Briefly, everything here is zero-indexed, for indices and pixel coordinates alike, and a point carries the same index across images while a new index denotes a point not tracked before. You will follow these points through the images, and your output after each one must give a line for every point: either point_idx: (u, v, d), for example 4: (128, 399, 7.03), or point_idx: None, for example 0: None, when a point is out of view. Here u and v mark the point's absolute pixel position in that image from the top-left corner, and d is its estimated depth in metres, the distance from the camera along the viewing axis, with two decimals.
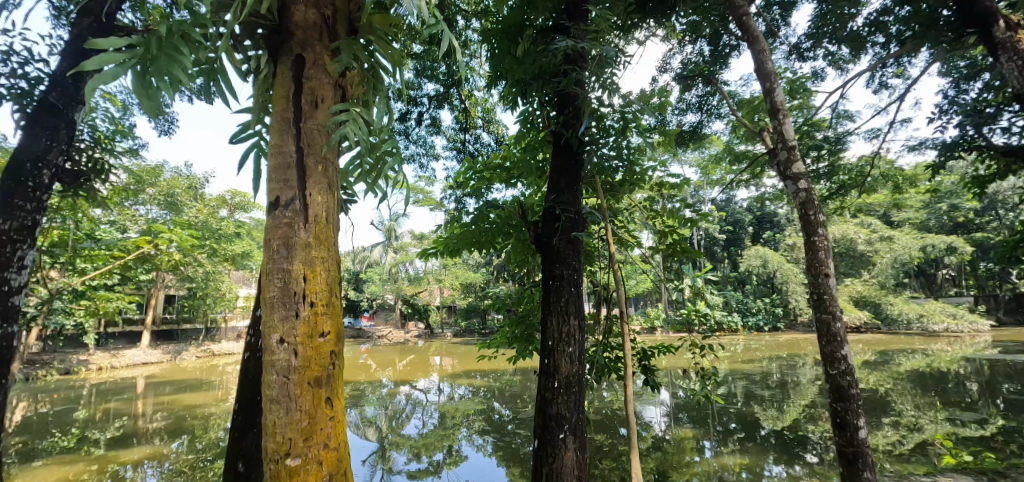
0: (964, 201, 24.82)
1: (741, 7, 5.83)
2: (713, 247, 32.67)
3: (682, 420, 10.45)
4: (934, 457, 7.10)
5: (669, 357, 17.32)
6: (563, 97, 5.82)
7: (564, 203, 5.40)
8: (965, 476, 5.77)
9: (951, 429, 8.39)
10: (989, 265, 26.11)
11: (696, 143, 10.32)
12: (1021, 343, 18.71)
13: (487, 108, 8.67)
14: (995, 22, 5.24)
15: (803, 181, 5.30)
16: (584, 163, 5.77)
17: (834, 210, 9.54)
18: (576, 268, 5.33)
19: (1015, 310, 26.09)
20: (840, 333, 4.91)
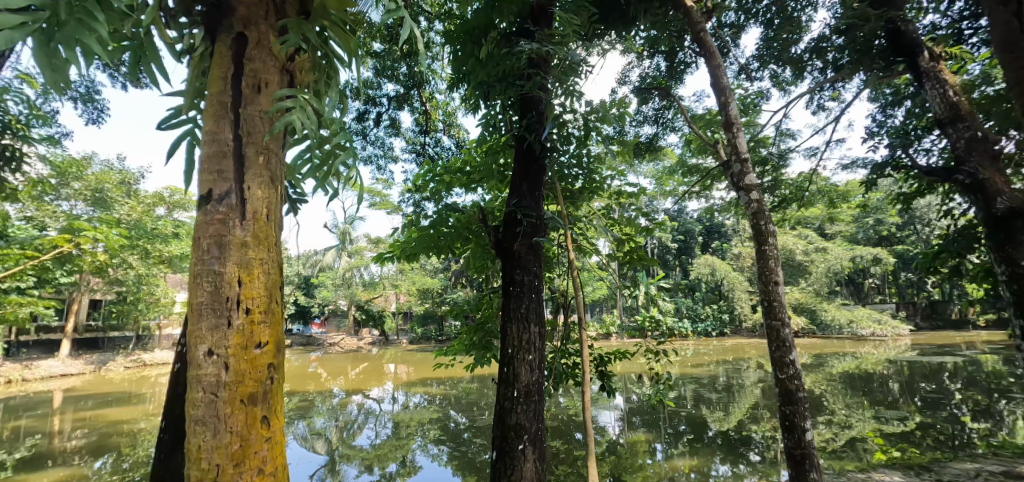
0: (889, 215, 26.71)
1: (698, 23, 5.99)
2: (666, 255, 33.57)
3: (635, 423, 10.58)
4: (866, 454, 7.45)
5: (623, 362, 17.61)
6: (527, 101, 5.75)
7: (526, 209, 5.32)
8: (894, 470, 6.07)
9: (878, 426, 8.87)
10: (909, 275, 28.16)
11: (652, 155, 10.57)
12: (937, 346, 20.21)
13: (448, 111, 8.56)
14: (921, 53, 6.40)
15: (755, 192, 5.44)
16: (545, 168, 5.76)
17: (777, 221, 9.98)
18: (536, 273, 5.27)
19: (931, 316, 28.21)
20: (788, 339, 5.05)
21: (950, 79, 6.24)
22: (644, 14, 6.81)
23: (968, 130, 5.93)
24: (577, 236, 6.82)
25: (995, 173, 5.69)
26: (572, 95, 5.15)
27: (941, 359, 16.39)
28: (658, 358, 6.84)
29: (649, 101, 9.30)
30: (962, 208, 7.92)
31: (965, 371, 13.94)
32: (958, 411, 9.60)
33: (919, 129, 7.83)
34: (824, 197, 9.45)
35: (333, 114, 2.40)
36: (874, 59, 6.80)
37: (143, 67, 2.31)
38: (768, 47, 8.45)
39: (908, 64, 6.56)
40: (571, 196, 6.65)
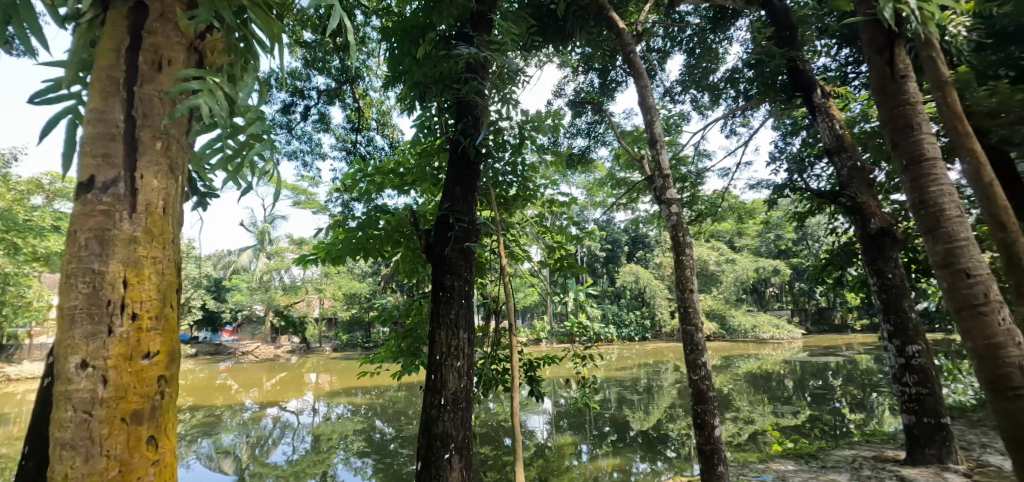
0: (786, 230, 29.28)
1: (628, 44, 6.09)
2: (594, 264, 34.53)
3: (562, 427, 10.68)
4: (764, 446, 8.01)
5: (552, 367, 17.84)
6: (462, 106, 5.63)
7: (459, 214, 5.20)
8: (788, 459, 6.55)
9: (775, 419, 9.58)
10: (801, 284, 31.00)
11: (584, 166, 10.84)
12: (823, 347, 22.36)
13: (382, 110, 8.29)
14: (815, 90, 7.05)
15: (674, 205, 5.68)
16: (479, 174, 5.68)
17: (694, 234, 10.58)
18: (467, 280, 5.17)
19: (819, 321, 31.24)
20: (700, 343, 5.32)
21: (837, 115, 6.89)
22: (578, 29, 6.95)
23: (849, 159, 6.55)
24: (510, 241, 6.80)
25: (868, 196, 6.30)
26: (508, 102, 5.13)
27: (827, 359, 18.04)
28: (585, 363, 6.96)
29: (582, 114, 9.53)
30: (846, 225, 8.78)
31: (846, 369, 15.47)
32: (840, 405, 10.60)
33: (812, 156, 8.65)
34: (734, 213, 10.10)
35: (248, 100, 2.17)
36: (777, 93, 7.79)
37: (16, 31, 1.98)
38: (689, 74, 9.19)
39: (804, 99, 7.21)
40: (504, 203, 6.63)
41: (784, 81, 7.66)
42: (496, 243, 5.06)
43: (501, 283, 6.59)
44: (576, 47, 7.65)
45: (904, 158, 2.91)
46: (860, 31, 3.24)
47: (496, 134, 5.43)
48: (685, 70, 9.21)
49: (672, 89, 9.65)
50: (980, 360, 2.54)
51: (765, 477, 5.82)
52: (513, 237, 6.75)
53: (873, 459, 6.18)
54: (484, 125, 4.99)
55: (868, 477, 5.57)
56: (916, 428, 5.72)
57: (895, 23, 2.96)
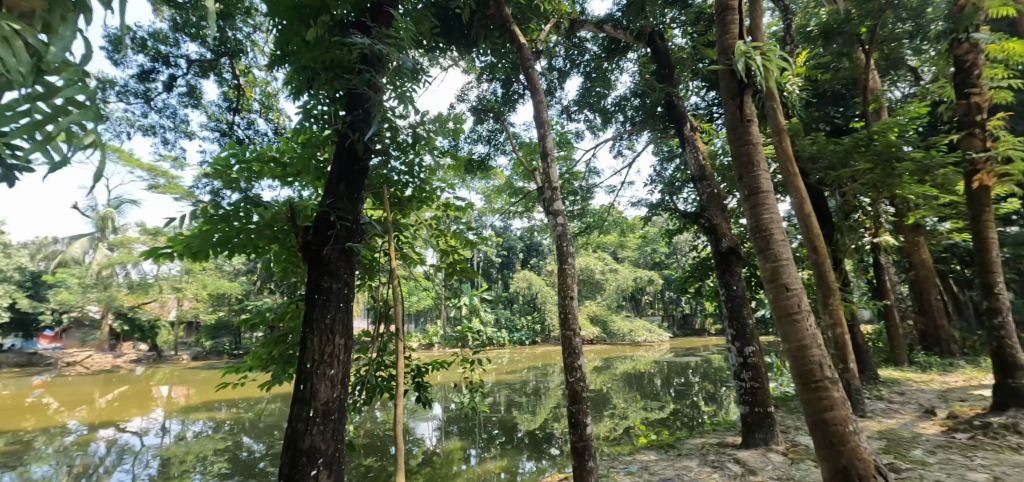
0: (661, 244, 32.04)
1: (528, 61, 6.25)
2: (489, 269, 34.88)
3: (451, 432, 10.57)
4: (629, 438, 8.67)
5: (443, 372, 17.69)
6: (354, 99, 5.42)
7: (342, 213, 4.97)
8: (652, 450, 7.16)
9: (644, 414, 10.40)
10: (671, 293, 34.11)
11: (483, 173, 10.99)
12: (688, 349, 24.79)
13: (267, 91, 7.73)
14: (685, 124, 7.83)
15: (561, 217, 5.94)
16: (367, 171, 5.48)
17: (581, 244, 11.19)
18: (348, 280, 4.97)
19: (684, 326, 34.58)
20: (577, 347, 5.59)
21: (700, 148, 7.64)
22: (485, 39, 7.09)
23: (707, 188, 7.32)
24: (403, 244, 6.60)
25: (720, 219, 7.11)
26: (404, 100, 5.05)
27: (690, 359, 19.97)
28: (475, 367, 6.98)
29: (484, 121, 9.64)
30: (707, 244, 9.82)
31: (703, 368, 17.31)
32: (697, 398, 11.83)
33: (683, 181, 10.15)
34: (618, 227, 10.84)
35: (64, 55, 1.69)
36: (656, 121, 8.71)
37: None
38: (585, 95, 9.79)
39: (677, 131, 7.95)
40: (396, 203, 6.42)
41: (661, 112, 8.50)
42: (381, 245, 4.91)
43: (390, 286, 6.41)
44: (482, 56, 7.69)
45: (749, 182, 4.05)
46: (720, 75, 4.30)
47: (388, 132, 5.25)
48: (581, 91, 9.80)
49: (568, 108, 10.20)
50: (798, 352, 3.67)
51: (631, 468, 6.41)
52: (403, 238, 6.50)
53: (719, 445, 7.04)
54: (376, 120, 4.86)
55: (714, 462, 6.35)
56: (749, 416, 6.59)
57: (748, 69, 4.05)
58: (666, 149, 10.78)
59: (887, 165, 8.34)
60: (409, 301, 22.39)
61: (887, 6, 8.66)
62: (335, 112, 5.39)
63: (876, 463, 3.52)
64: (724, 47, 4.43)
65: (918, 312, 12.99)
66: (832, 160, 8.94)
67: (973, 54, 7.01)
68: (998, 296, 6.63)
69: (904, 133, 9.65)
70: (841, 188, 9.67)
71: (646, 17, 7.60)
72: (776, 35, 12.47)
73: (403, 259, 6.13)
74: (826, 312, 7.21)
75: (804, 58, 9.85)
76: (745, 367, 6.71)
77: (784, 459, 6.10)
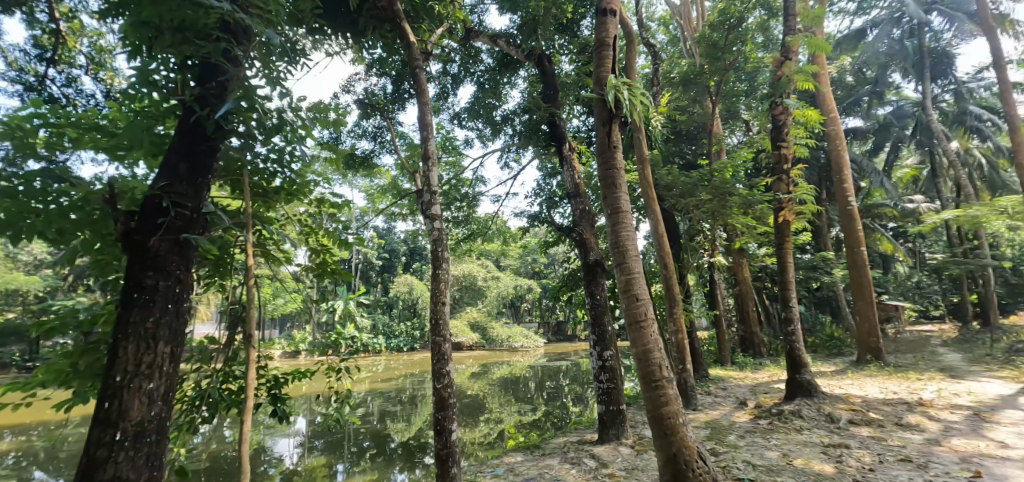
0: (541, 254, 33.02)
1: (415, 59, 5.81)
2: (368, 272, 33.16)
3: (315, 448, 9.38)
4: (498, 441, 8.44)
5: (309, 382, 16.15)
6: (207, 69, 4.22)
7: (179, 198, 3.88)
8: (519, 452, 7.03)
9: (517, 416, 10.33)
10: (547, 301, 35.25)
11: (367, 172, 10.09)
12: (561, 354, 25.67)
13: (99, 44, 6.36)
14: (564, 143, 7.83)
15: (438, 220, 5.53)
16: (220, 153, 4.29)
17: (463, 250, 10.83)
18: (183, 279, 3.94)
19: (559, 332, 35.93)
20: (447, 353, 5.22)
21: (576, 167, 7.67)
22: (374, 30, 6.31)
23: (580, 204, 7.38)
24: (264, 241, 5.34)
25: (590, 234, 7.21)
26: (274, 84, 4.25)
27: (562, 363, 20.56)
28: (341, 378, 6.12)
29: (370, 118, 8.86)
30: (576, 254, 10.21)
31: (572, 371, 17.86)
32: (565, 400, 12.04)
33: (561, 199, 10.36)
34: (501, 236, 10.68)
35: None
36: (538, 139, 8.51)
37: None
38: (476, 104, 9.49)
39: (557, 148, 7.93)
40: (261, 195, 4.98)
41: (545, 131, 8.32)
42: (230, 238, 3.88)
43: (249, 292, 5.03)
44: (371, 49, 6.97)
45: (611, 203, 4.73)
46: (593, 104, 4.92)
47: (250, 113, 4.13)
48: (472, 99, 9.48)
49: (459, 113, 9.83)
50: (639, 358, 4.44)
51: (497, 471, 6.19)
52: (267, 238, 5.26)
53: (578, 442, 7.13)
54: (231, 96, 3.85)
55: (573, 458, 6.39)
56: (604, 413, 6.81)
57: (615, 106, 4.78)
58: (551, 165, 10.95)
59: (721, 199, 9.85)
60: (273, 304, 20.25)
61: (731, 65, 10.12)
62: (184, 80, 4.13)
63: (699, 450, 4.32)
64: (599, 77, 5.00)
65: (740, 320, 14.50)
66: (682, 190, 10.07)
67: (787, 113, 8.35)
68: (790, 306, 7.75)
69: (736, 172, 11.11)
70: (688, 213, 10.66)
71: (538, 39, 7.83)
72: (646, 76, 13.69)
73: (266, 259, 5.00)
74: (669, 320, 8.19)
75: (667, 99, 10.85)
76: (603, 369, 6.90)
77: (630, 451, 6.36)
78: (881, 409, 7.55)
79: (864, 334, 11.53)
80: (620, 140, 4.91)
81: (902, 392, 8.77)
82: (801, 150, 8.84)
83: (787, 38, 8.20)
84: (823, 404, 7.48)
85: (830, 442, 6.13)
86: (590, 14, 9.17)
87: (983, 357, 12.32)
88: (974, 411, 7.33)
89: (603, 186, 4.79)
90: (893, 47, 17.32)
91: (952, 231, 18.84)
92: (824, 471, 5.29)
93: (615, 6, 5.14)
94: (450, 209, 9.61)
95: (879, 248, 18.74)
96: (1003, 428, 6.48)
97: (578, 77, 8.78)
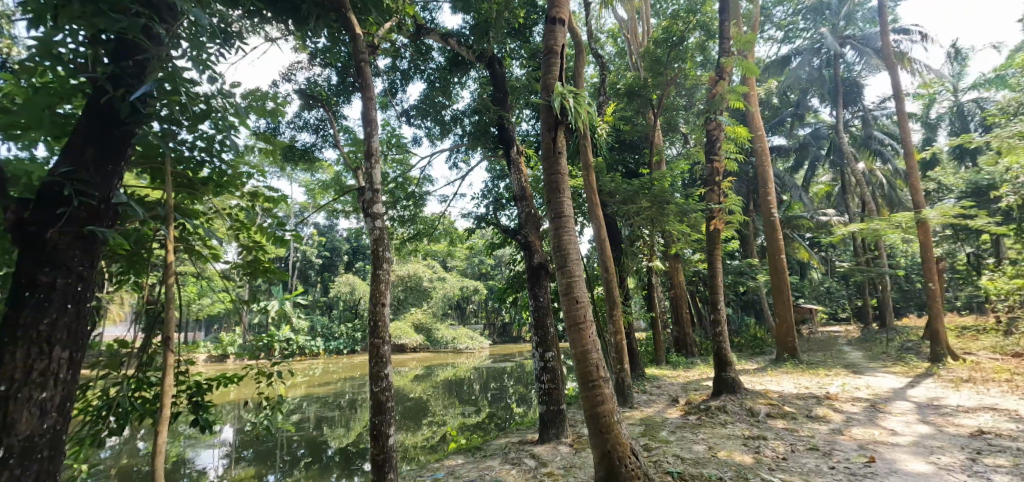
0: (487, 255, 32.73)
1: (361, 52, 5.35)
2: (307, 270, 31.65)
3: (243, 459, 8.39)
4: (441, 444, 8.05)
5: (237, 389, 14.99)
6: (124, 45, 3.18)
7: (85, 190, 2.92)
8: (459, 455, 6.69)
9: (461, 419, 9.97)
10: (492, 303, 34.97)
11: (307, 166, 9.23)
12: (507, 355, 25.45)
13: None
14: (512, 146, 7.61)
15: (381, 220, 5.11)
16: (134, 139, 3.23)
17: (407, 251, 10.32)
18: (88, 276, 2.99)
19: (504, 333, 35.70)
20: (387, 355, 4.85)
21: (524, 170, 7.47)
22: (318, 19, 5.49)
23: (527, 207, 7.17)
24: (185, 235, 4.21)
25: (535, 237, 7.04)
26: (201, 66, 3.30)
27: (507, 364, 20.32)
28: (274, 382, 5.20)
29: (310, 110, 8.17)
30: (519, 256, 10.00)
31: (517, 372, 17.65)
32: (509, 401, 11.78)
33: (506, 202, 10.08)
34: (447, 236, 10.32)
35: None
36: (488, 140, 8.28)
37: None
38: (424, 102, 9.08)
39: (505, 151, 7.71)
40: (185, 190, 3.86)
41: (493, 133, 8.15)
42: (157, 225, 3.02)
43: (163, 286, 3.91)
44: (316, 41, 6.40)
45: (555, 209, 4.53)
46: (540, 110, 4.73)
47: (176, 100, 3.16)
48: (421, 98, 9.06)
49: (407, 110, 9.39)
50: (579, 361, 4.24)
51: (438, 475, 5.86)
52: (192, 236, 4.22)
53: (520, 443, 6.91)
54: (151, 78, 2.88)
55: (513, 459, 6.16)
56: (544, 413, 6.65)
57: (561, 113, 4.61)
58: (500, 168, 10.74)
59: (660, 207, 9.82)
60: (200, 303, 18.75)
61: (671, 80, 10.34)
62: (97, 57, 3.11)
63: (633, 445, 4.19)
64: (547, 84, 4.81)
65: (674, 321, 14.84)
66: (623, 197, 10.22)
67: (719, 128, 8.62)
68: (718, 309, 7.77)
69: (674, 183, 11.36)
70: (629, 219, 10.71)
71: (489, 42, 7.46)
72: (594, 84, 13.75)
73: (189, 254, 4.11)
74: (610, 321, 8.00)
75: (612, 109, 10.91)
76: (544, 370, 6.72)
77: (569, 450, 6.19)
78: (795, 403, 7.80)
79: (780, 335, 12.09)
80: (565, 146, 4.73)
81: (813, 387, 9.10)
82: (731, 164, 9.04)
83: (723, 59, 8.25)
84: (745, 400, 7.51)
85: (749, 434, 6.19)
86: (542, 20, 9.02)
87: (880, 354, 13.27)
88: (871, 403, 7.75)
89: (548, 189, 4.59)
90: (813, 74, 18.37)
91: (859, 241, 20.31)
92: (743, 462, 5.27)
93: (564, 15, 4.96)
94: (395, 209, 9.12)
95: (797, 255, 19.89)
96: (894, 418, 6.84)
97: (528, 83, 8.57)
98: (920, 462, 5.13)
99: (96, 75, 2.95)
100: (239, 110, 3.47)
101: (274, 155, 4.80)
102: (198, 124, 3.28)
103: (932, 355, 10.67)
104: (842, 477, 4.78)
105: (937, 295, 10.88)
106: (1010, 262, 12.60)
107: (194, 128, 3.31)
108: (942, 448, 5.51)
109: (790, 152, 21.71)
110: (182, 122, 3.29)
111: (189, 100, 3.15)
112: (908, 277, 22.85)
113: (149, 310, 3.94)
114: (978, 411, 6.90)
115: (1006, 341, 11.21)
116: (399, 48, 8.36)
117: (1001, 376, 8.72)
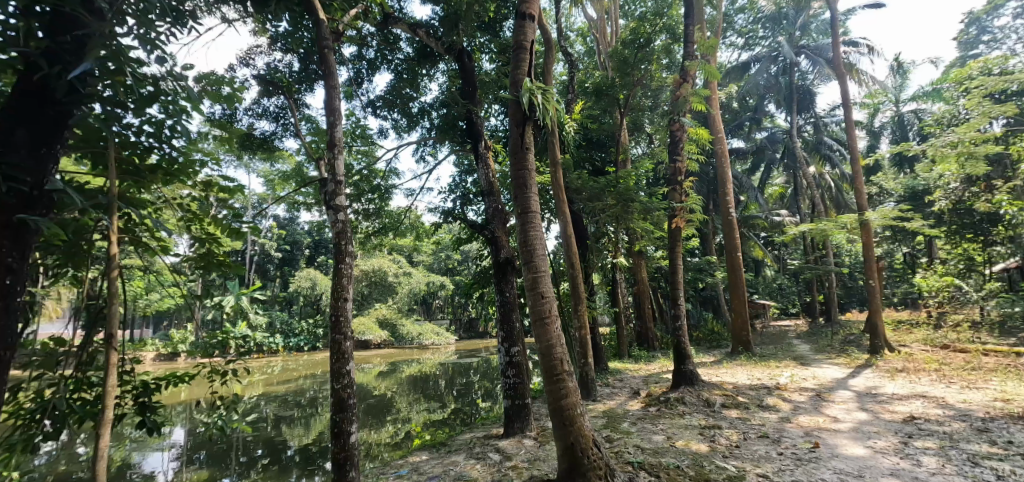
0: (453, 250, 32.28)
1: (325, 38, 5.08)
2: (266, 265, 30.51)
3: (197, 460, 7.93)
4: (405, 442, 7.85)
5: (189, 390, 14.25)
6: (62, 18, 2.81)
7: (16, 175, 2.60)
8: (424, 451, 6.56)
9: (425, 416, 9.76)
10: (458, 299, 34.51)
11: (266, 157, 8.70)
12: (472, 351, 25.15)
13: None
14: (481, 140, 7.45)
15: (343, 212, 4.86)
16: (68, 119, 2.88)
17: (372, 246, 9.97)
18: (18, 269, 2.68)
19: (471, 329, 35.29)
20: (349, 350, 4.67)
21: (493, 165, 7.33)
22: (279, 3, 5.05)
23: (496, 202, 7.07)
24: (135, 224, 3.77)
25: (502, 232, 6.93)
26: (149, 46, 3.08)
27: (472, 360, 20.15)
28: (228, 381, 4.76)
29: (271, 97, 7.70)
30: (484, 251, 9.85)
31: (482, 368, 17.46)
32: (476, 397, 11.68)
33: (473, 197, 10.22)
34: (413, 231, 10.08)
35: None
36: (456, 135, 8.13)
37: None
38: (393, 93, 8.82)
39: (474, 146, 7.51)
40: (130, 177, 3.45)
41: (461, 128, 7.99)
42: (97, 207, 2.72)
43: (103, 277, 3.46)
44: (278, 23, 6.08)
45: (522, 205, 4.45)
46: (508, 107, 4.62)
47: (120, 81, 2.94)
48: (388, 88, 8.80)
49: (374, 101, 9.12)
50: (543, 355, 4.18)
51: (401, 472, 5.73)
52: (138, 226, 3.69)
53: (485, 438, 6.81)
54: (91, 57, 2.65)
55: (478, 453, 6.09)
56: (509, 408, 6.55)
57: (529, 109, 4.52)
58: (468, 162, 10.65)
59: (624, 205, 9.86)
60: (148, 299, 17.66)
61: (638, 81, 10.21)
62: (29, 30, 2.75)
63: (594, 437, 4.14)
64: (516, 79, 4.70)
65: (637, 316, 15.02)
66: (589, 194, 10.17)
67: (682, 130, 8.62)
68: (680, 304, 7.87)
69: (638, 182, 11.40)
70: (595, 216, 10.75)
71: (460, 35, 7.23)
72: (562, 82, 13.82)
73: (135, 245, 3.58)
74: (575, 316, 7.93)
75: (579, 108, 11.00)
76: (510, 365, 6.68)
77: (534, 443, 6.16)
78: (747, 393, 8.00)
79: (736, 329, 12.30)
80: (532, 142, 4.66)
81: (766, 378, 9.36)
82: (691, 164, 9.11)
83: (686, 63, 8.31)
84: (702, 392, 7.67)
85: (705, 424, 6.32)
86: (512, 16, 8.87)
87: (825, 347, 13.79)
88: (816, 392, 8.05)
89: (514, 186, 4.50)
90: (770, 81, 18.81)
91: (809, 240, 21.05)
92: (699, 450, 5.35)
93: (535, 11, 4.85)
94: (360, 201, 8.85)
95: (754, 254, 20.53)
96: (837, 405, 7.12)
97: (497, 79, 8.44)
98: (858, 446, 5.31)
99: (29, 50, 2.63)
100: (189, 97, 3.21)
101: (229, 143, 4.43)
102: (145, 108, 3.10)
103: (871, 347, 11.12)
104: (790, 462, 4.92)
105: (877, 291, 11.34)
106: (942, 261, 13.28)
107: (140, 113, 3.11)
108: (878, 432, 5.73)
109: (748, 154, 22.20)
110: (128, 105, 3.09)
111: (135, 82, 2.95)
112: (852, 275, 23.93)
113: (90, 305, 3.43)
114: (911, 397, 7.24)
115: (937, 333, 11.79)
116: (366, 36, 8.12)
117: (931, 366, 9.17)
